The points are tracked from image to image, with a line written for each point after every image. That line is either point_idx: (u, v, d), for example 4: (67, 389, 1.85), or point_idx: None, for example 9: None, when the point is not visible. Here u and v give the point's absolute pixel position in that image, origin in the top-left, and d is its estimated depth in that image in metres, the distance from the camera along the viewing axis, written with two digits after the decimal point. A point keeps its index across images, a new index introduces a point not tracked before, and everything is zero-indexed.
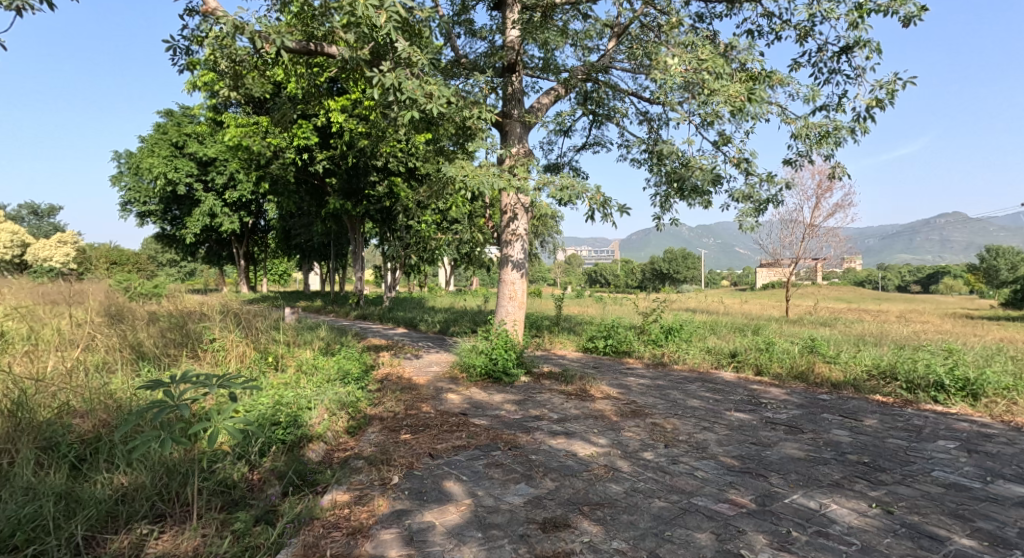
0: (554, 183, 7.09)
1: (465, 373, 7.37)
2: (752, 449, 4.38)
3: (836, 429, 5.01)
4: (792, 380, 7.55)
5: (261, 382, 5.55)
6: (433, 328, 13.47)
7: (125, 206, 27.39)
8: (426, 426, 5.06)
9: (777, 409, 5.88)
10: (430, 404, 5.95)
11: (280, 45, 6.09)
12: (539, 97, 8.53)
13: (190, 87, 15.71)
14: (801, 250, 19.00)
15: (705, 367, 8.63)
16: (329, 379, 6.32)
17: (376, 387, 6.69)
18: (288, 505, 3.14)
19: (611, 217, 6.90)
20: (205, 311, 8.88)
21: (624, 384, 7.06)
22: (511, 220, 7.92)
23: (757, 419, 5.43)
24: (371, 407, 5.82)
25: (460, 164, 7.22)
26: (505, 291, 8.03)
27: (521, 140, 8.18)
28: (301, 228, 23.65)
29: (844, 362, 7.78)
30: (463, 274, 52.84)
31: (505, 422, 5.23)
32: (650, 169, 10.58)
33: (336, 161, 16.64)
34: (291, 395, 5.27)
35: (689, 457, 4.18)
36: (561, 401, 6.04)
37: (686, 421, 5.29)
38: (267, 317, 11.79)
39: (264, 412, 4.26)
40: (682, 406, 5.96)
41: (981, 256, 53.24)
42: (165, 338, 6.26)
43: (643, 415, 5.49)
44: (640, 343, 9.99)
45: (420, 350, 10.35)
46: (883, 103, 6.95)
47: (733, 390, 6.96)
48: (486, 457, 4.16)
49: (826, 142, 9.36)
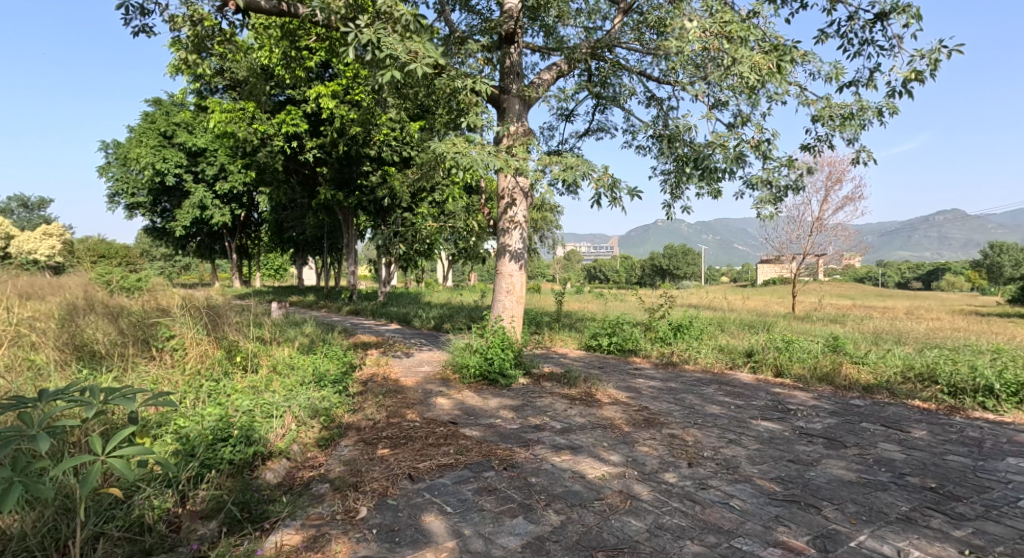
0: (557, 164, 6.41)
1: (458, 374, 6.70)
2: (792, 470, 3.70)
3: (882, 442, 4.34)
4: (818, 383, 6.88)
5: (217, 386, 4.84)
6: (427, 324, 12.79)
7: (113, 197, 26.73)
8: (407, 438, 4.37)
9: (809, 417, 5.20)
10: (416, 411, 5.25)
11: (246, 3, 5.51)
12: (539, 72, 7.83)
13: (173, 70, 15.06)
14: (810, 245, 18.33)
15: (719, 368, 7.95)
16: (302, 380, 5.63)
17: (358, 391, 6.01)
18: (217, 553, 2.50)
19: (620, 201, 6.21)
20: (176, 305, 8.22)
21: (633, 387, 6.38)
22: (509, 205, 7.20)
23: (788, 429, 4.75)
24: (348, 414, 5.12)
25: (451, 140, 6.50)
26: (502, 285, 7.34)
27: (520, 118, 7.43)
28: (293, 221, 22.96)
29: (874, 362, 7.10)
30: (461, 267, 52.05)
31: (501, 433, 4.54)
32: (659, 155, 9.89)
33: (327, 150, 15.90)
34: (254, 404, 4.59)
35: (720, 480, 3.50)
36: (563, 407, 5.35)
37: (707, 432, 4.61)
38: (250, 312, 11.14)
39: (214, 423, 3.61)
40: (700, 413, 5.28)
41: (985, 253, 52.65)
42: (116, 332, 5.59)
43: (659, 424, 4.81)
44: (647, 341, 9.32)
45: (411, 348, 9.67)
46: (923, 75, 6.20)
47: (754, 394, 6.27)
48: (477, 480, 3.48)
49: (851, 123, 8.69)
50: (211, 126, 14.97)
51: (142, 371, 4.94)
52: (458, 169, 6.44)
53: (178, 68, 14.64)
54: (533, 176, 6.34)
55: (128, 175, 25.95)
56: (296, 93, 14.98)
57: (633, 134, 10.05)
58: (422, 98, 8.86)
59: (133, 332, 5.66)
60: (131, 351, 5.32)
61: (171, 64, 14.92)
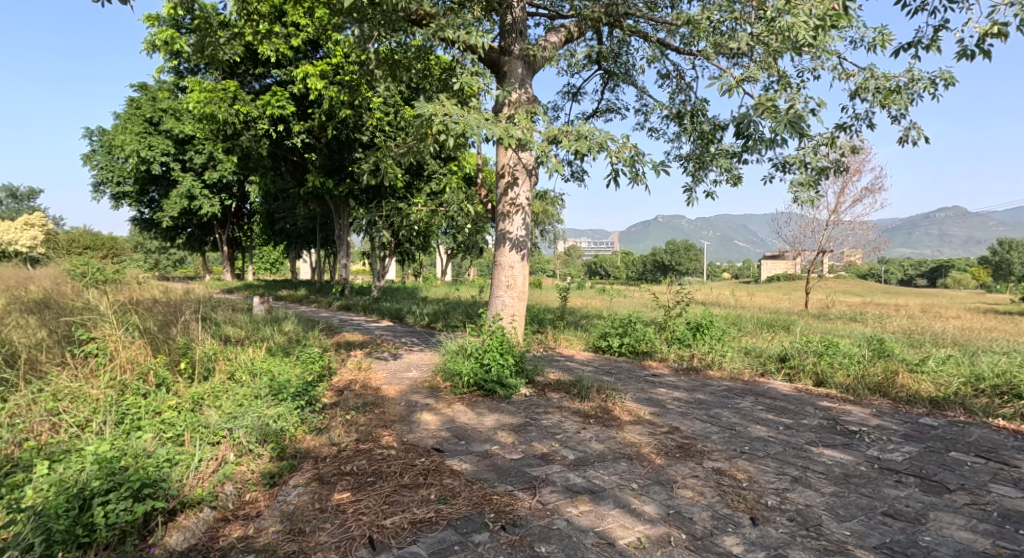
0: (568, 134, 5.37)
1: (449, 382, 5.69)
2: (896, 533, 2.72)
3: (994, 485, 3.36)
4: (870, 395, 5.88)
5: (140, 401, 3.86)
6: (420, 321, 11.80)
7: (99, 187, 25.78)
8: (375, 475, 3.36)
9: (881, 443, 4.19)
10: (394, 432, 4.25)
11: None
12: (544, 35, 6.81)
13: (150, 48, 14.04)
14: (825, 240, 17.18)
15: (750, 375, 6.92)
16: (255, 392, 4.60)
17: (329, 405, 5.04)
18: None
19: (643, 177, 5.21)
20: (129, 300, 7.19)
21: (656, 400, 5.39)
22: (510, 185, 6.21)
23: (863, 461, 3.72)
24: (310, 436, 4.13)
25: (441, 102, 5.42)
26: (501, 278, 6.31)
27: (523, 85, 6.39)
28: (283, 210, 21.99)
29: (936, 370, 6.12)
30: (459, 262, 50.93)
31: (498, 467, 3.53)
32: (677, 135, 8.89)
33: (315, 135, 14.95)
34: (181, 432, 3.60)
35: (802, 552, 2.54)
36: (576, 429, 4.34)
37: (762, 466, 3.61)
38: (224, 308, 10.15)
39: (92, 468, 2.71)
40: (745, 437, 4.27)
41: (993, 250, 51.41)
42: (29, 335, 4.59)
43: (698, 454, 3.81)
44: (663, 342, 8.31)
45: (400, 349, 8.68)
46: (1006, 28, 5.13)
47: (800, 409, 5.28)
48: (466, 551, 2.53)
49: (897, 97, 7.77)
50: (187, 106, 13.44)
51: (48, 383, 3.97)
52: (449, 136, 5.35)
53: (155, 44, 13.64)
54: (538, 149, 5.25)
55: (113, 163, 25.04)
56: (282, 73, 14.03)
57: (646, 115, 9.06)
58: (413, 70, 7.86)
59: (52, 334, 4.67)
60: (40, 356, 4.33)
61: (146, 40, 13.91)
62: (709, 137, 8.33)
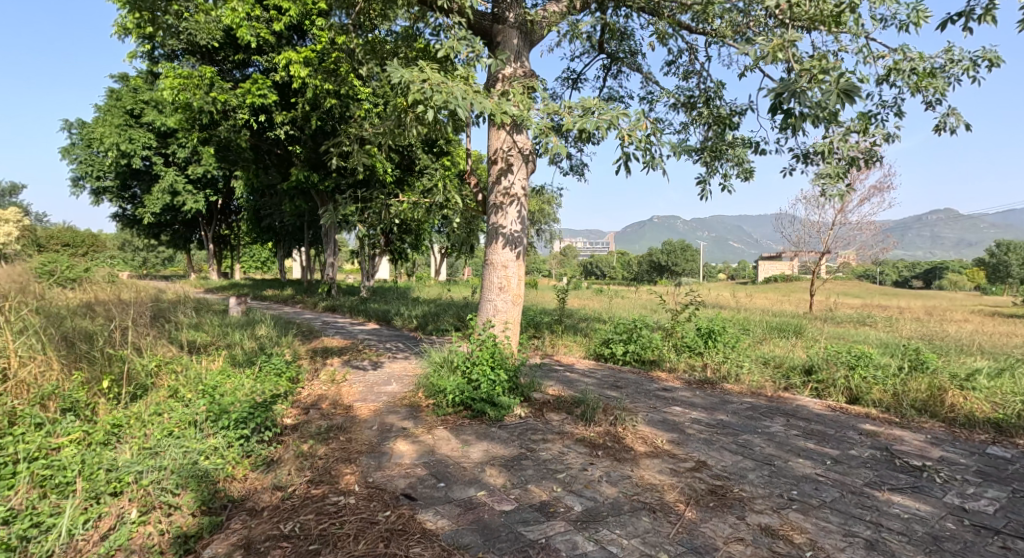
0: (573, 111, 4.53)
1: (432, 402, 4.86)
2: None
3: None
4: (917, 415, 5.12)
5: (27, 437, 3.14)
6: (408, 324, 11.00)
7: (78, 181, 24.83)
8: (320, 542, 2.57)
9: (959, 485, 3.41)
10: (359, 468, 3.44)
11: None
12: (543, 2, 5.98)
13: (121, 31, 13.14)
14: (830, 240, 16.41)
15: (772, 390, 6.14)
16: (192, 415, 3.75)
17: (285, 430, 4.23)
18: None
19: (659, 162, 4.45)
20: (70, 302, 6.36)
21: (673, 423, 4.59)
22: (503, 172, 5.42)
23: (949, 515, 2.95)
24: (253, 474, 3.32)
25: (422, 71, 4.57)
26: (494, 279, 5.48)
27: (519, 58, 5.60)
28: (270, 207, 21.03)
29: (991, 387, 5.34)
30: (452, 261, 50.32)
31: (485, 524, 2.75)
32: (688, 122, 8.10)
33: (299, 126, 14.02)
34: (70, 480, 2.89)
35: None
36: (582, 465, 3.53)
37: (822, 522, 2.83)
38: (192, 309, 9.32)
39: None
40: (790, 475, 3.47)
41: (992, 252, 50.92)
42: None
43: (738, 503, 3.03)
44: (673, 351, 7.52)
45: (382, 356, 7.88)
46: None
47: (843, 434, 4.50)
48: None
49: (931, 80, 7.01)
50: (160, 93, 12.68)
51: None
52: (430, 110, 4.51)
53: (126, 26, 12.76)
54: (538, 128, 4.43)
55: (93, 157, 23.87)
56: (263, 59, 13.12)
57: (651, 103, 8.28)
58: (399, 44, 6.93)
59: None
60: None
61: (117, 23, 12.99)
62: (725, 122, 7.58)
